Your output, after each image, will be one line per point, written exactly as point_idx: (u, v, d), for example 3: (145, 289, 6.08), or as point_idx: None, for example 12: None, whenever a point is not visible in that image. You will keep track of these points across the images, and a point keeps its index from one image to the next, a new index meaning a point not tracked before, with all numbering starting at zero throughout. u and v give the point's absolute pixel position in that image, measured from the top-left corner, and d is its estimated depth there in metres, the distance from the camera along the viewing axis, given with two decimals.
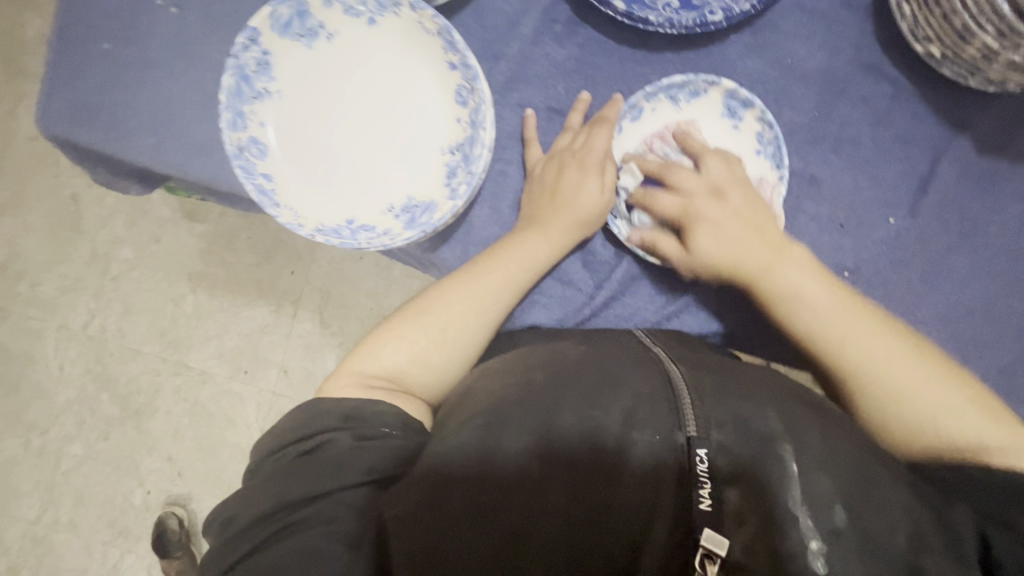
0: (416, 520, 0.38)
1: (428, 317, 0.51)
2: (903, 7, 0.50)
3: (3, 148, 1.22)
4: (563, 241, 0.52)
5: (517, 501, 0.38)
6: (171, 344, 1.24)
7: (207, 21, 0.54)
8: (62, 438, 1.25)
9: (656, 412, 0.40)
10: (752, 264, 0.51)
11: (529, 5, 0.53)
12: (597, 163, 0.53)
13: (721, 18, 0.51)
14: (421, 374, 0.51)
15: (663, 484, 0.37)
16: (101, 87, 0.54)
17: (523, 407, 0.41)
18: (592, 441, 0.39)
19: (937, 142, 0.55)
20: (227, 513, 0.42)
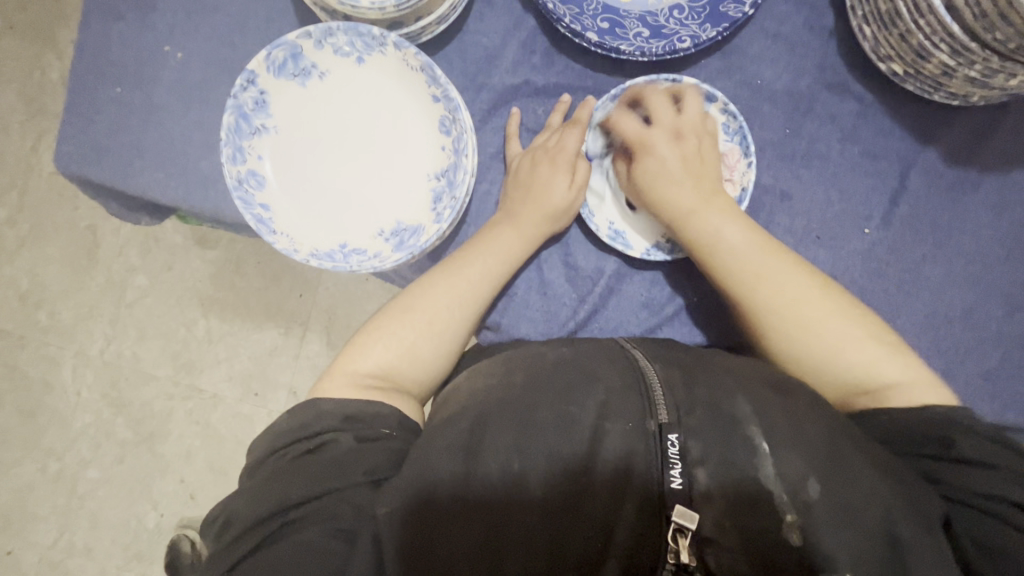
0: (421, 507, 0.43)
1: (418, 317, 0.54)
2: (864, 29, 0.53)
3: (24, 185, 1.28)
4: (534, 235, 0.55)
5: (514, 485, 0.43)
6: (183, 369, 1.28)
7: (208, 63, 0.58)
8: (78, 463, 1.29)
9: (628, 401, 0.45)
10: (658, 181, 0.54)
11: (507, 39, 0.56)
12: (568, 162, 0.55)
13: (689, 45, 0.54)
14: (411, 370, 0.54)
15: (637, 467, 0.43)
16: (113, 129, 0.58)
17: (509, 402, 0.47)
18: (576, 432, 0.44)
19: (906, 155, 0.57)
20: (228, 512, 0.44)
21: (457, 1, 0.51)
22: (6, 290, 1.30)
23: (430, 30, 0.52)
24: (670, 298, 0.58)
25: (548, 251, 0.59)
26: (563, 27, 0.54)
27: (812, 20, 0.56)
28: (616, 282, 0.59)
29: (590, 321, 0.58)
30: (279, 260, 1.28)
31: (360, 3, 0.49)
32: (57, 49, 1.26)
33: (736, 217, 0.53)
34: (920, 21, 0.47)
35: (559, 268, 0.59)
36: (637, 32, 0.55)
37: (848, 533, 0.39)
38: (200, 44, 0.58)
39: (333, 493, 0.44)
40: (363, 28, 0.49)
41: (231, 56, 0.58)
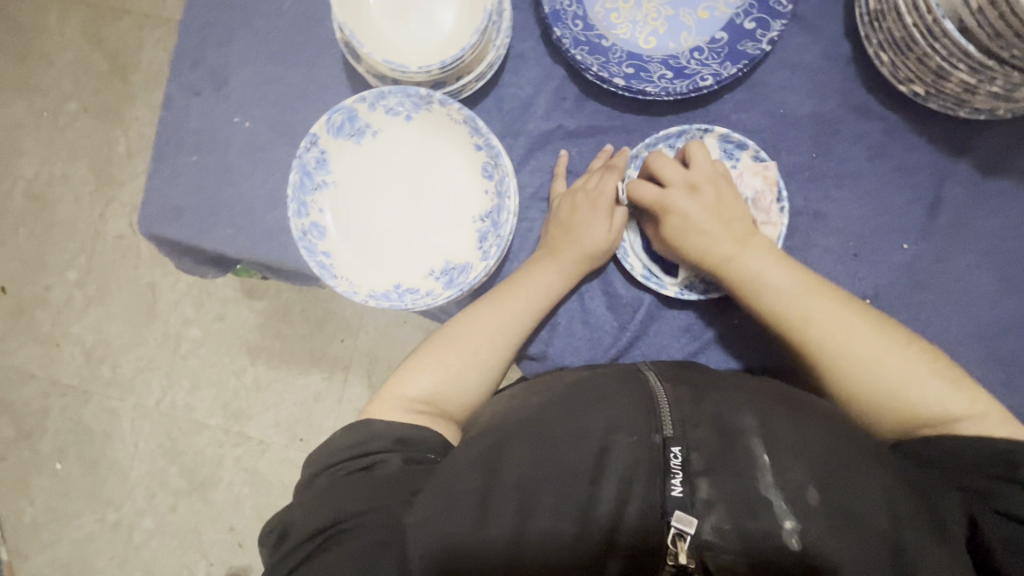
0: (433, 526, 0.43)
1: (462, 346, 0.56)
2: (880, 56, 0.56)
3: (93, 248, 1.39)
4: (572, 269, 0.58)
5: (522, 500, 0.44)
6: (233, 416, 1.33)
7: (272, 129, 0.64)
8: (135, 512, 1.34)
9: (634, 417, 0.46)
10: (717, 253, 0.55)
11: (541, 88, 0.61)
12: (607, 206, 0.58)
13: (711, 83, 0.57)
14: (456, 397, 0.56)
15: (638, 478, 0.44)
16: (190, 192, 0.64)
17: (525, 422, 0.49)
18: (584, 445, 0.46)
19: (938, 169, 0.58)
20: (281, 526, 0.46)
21: (493, 59, 0.57)
22: (74, 347, 1.39)
23: (470, 86, 0.58)
24: (711, 322, 0.60)
25: (588, 280, 0.61)
26: (591, 75, 0.58)
27: (830, 50, 0.59)
28: (657, 308, 0.60)
29: (632, 347, 0.60)
30: (323, 306, 1.34)
31: (409, 70, 0.54)
32: (123, 125, 1.39)
33: (780, 259, 0.54)
34: (935, 45, 0.50)
35: (599, 297, 0.61)
36: (660, 74, 0.59)
37: (849, 539, 0.40)
38: (265, 113, 0.64)
39: (379, 505, 0.45)
40: (412, 89, 0.54)
41: (293, 122, 0.64)
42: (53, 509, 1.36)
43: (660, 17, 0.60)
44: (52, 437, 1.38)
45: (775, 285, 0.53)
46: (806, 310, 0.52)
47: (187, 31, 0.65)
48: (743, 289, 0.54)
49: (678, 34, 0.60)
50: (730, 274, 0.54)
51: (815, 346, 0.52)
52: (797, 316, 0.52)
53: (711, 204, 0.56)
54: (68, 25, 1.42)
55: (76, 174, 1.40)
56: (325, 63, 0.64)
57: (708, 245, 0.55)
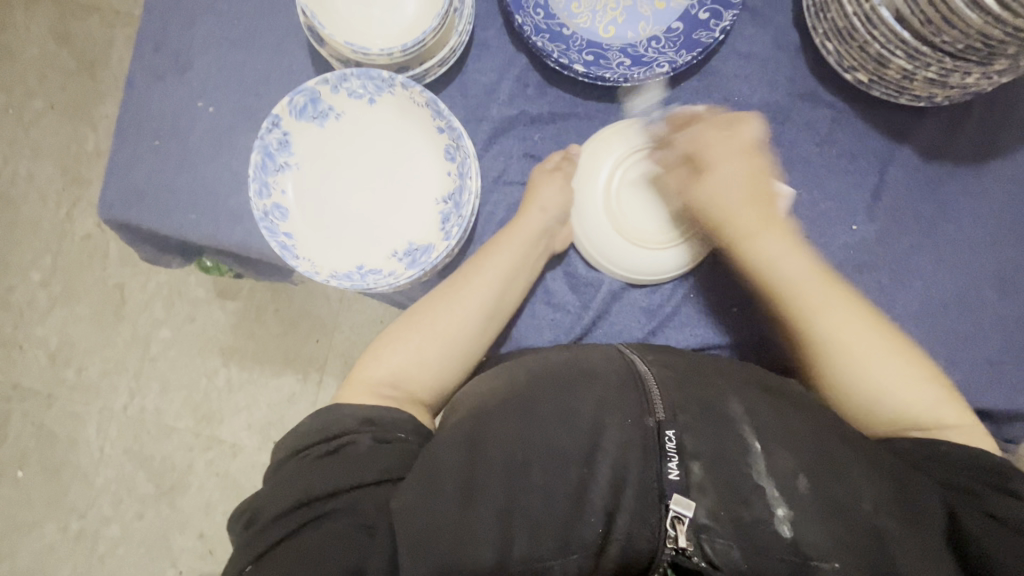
0: (422, 508, 0.42)
1: (423, 319, 0.57)
2: (827, 46, 0.58)
3: (59, 247, 1.36)
4: (528, 249, 0.59)
5: (511, 482, 0.44)
6: (204, 418, 1.31)
7: (236, 113, 0.64)
8: (100, 520, 1.31)
9: (625, 399, 0.47)
10: (734, 227, 0.55)
11: (504, 74, 0.62)
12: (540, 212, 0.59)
13: (668, 69, 0.59)
14: (420, 374, 0.56)
15: (633, 461, 0.44)
16: (151, 176, 0.64)
17: (511, 404, 0.48)
18: (575, 426, 0.47)
19: (883, 155, 0.61)
20: (252, 509, 0.45)
21: (456, 45, 0.58)
22: (37, 349, 1.35)
23: (433, 71, 0.58)
24: (669, 300, 0.62)
25: (550, 262, 0.63)
26: (553, 61, 0.59)
27: (780, 40, 0.62)
28: (619, 290, 0.62)
29: (595, 326, 0.61)
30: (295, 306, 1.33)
31: (371, 52, 0.55)
32: (92, 123, 1.37)
33: (800, 252, 0.55)
34: (874, 32, 0.52)
35: (562, 278, 0.63)
36: (619, 61, 0.60)
37: (836, 526, 0.42)
38: (228, 98, 0.64)
39: (355, 488, 0.44)
40: (374, 72, 0.55)
41: (257, 107, 0.64)
42: (13, 518, 1.32)
43: (618, 7, 0.62)
44: (12, 444, 1.34)
45: (763, 261, 0.55)
46: (867, 322, 0.53)
47: (150, 15, 0.65)
48: (752, 266, 0.55)
49: (636, 23, 0.61)
50: (741, 248, 0.56)
51: (797, 297, 0.53)
52: (790, 295, 0.54)
53: (730, 183, 0.56)
54: (36, 20, 1.39)
55: (41, 172, 1.37)
56: (289, 49, 0.64)
57: (716, 192, 0.56)
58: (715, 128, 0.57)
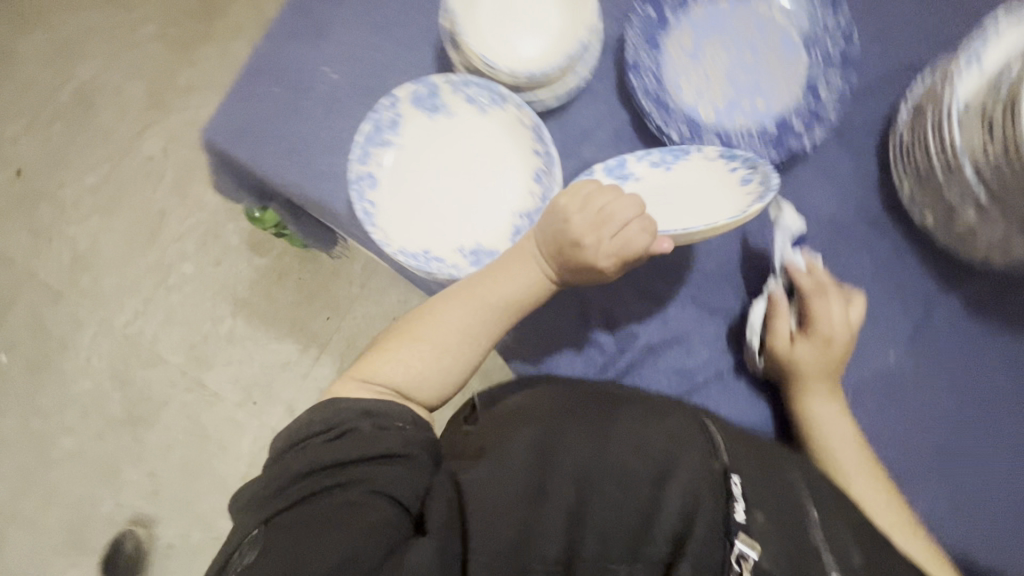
0: (501, 493, 0.48)
1: (427, 343, 0.57)
2: (902, 184, 0.62)
3: (120, 161, 1.42)
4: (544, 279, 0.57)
5: (583, 489, 0.49)
6: (194, 360, 1.33)
7: (354, 86, 0.70)
8: (60, 428, 1.32)
9: (695, 441, 0.51)
10: (809, 387, 0.60)
11: (604, 122, 0.67)
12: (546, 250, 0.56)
13: (754, 161, 0.64)
14: (417, 386, 0.57)
15: (703, 497, 0.47)
16: (262, 117, 0.69)
17: (588, 423, 0.55)
18: (647, 454, 0.51)
19: (932, 297, 0.64)
20: (253, 488, 0.47)
21: (571, 84, 0.63)
22: (63, 247, 1.39)
23: (544, 101, 0.63)
24: (703, 367, 0.64)
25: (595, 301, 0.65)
26: (652, 124, 0.64)
27: (860, 167, 0.66)
28: (656, 345, 0.64)
29: (628, 370, 0.65)
30: (317, 280, 1.35)
31: (498, 68, 0.59)
32: (192, 61, 1.44)
33: (845, 412, 0.60)
34: (952, 182, 0.56)
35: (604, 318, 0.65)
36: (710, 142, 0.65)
37: None
38: (353, 71, 0.70)
39: (362, 462, 0.46)
40: (494, 86, 0.60)
41: (374, 85, 0.69)
42: None
43: (722, 95, 0.67)
44: (8, 328, 1.36)
45: (826, 429, 0.59)
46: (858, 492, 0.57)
47: None
48: (811, 425, 0.60)
49: (734, 112, 0.67)
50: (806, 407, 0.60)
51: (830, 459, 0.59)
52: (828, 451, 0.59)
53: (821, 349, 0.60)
54: None
55: (131, 90, 1.44)
56: (421, 46, 0.70)
57: (795, 356, 0.60)
58: (825, 311, 0.59)
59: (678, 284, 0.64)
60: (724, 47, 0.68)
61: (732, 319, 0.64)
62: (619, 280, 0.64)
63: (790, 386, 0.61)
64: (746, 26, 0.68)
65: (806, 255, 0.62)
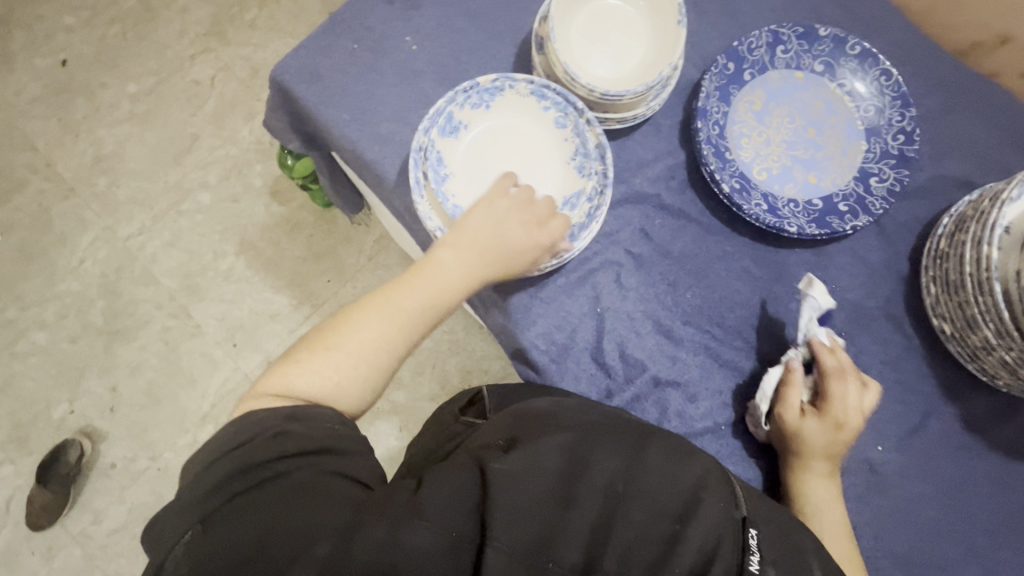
0: (519, 484, 0.44)
1: (343, 349, 0.53)
2: (930, 288, 0.64)
3: (166, 78, 1.42)
4: (475, 269, 0.58)
5: (609, 507, 0.44)
6: (186, 288, 1.32)
7: (432, 63, 0.71)
8: (34, 322, 1.30)
9: (722, 486, 0.47)
10: (810, 461, 0.60)
11: (660, 158, 0.68)
12: (484, 237, 0.58)
13: (794, 231, 0.64)
14: (340, 396, 0.52)
15: (725, 544, 0.43)
16: (333, 68, 0.70)
17: (620, 435, 0.50)
18: (676, 484, 0.46)
19: (932, 403, 0.65)
20: (171, 516, 0.43)
21: (639, 114, 0.64)
22: (87, 146, 1.38)
23: (610, 123, 0.65)
24: (701, 416, 0.65)
25: (611, 326, 0.65)
26: (707, 170, 0.65)
27: (892, 262, 0.68)
28: (660, 384, 0.65)
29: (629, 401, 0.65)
30: (329, 241, 1.35)
31: (577, 81, 0.61)
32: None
33: (836, 493, 0.61)
34: (979, 297, 0.57)
35: (616, 343, 0.65)
36: (758, 203, 0.66)
37: None
38: (434, 48, 0.71)
39: (295, 459, 0.44)
40: (572, 98, 0.61)
41: (449, 67, 0.71)
42: None
43: (779, 161, 0.68)
44: (9, 211, 1.35)
45: (818, 505, 0.60)
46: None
47: None
48: (804, 500, 0.60)
49: (786, 180, 0.68)
50: (804, 482, 0.60)
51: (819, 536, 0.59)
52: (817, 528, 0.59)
53: (832, 424, 0.60)
54: None
55: (195, 13, 1.45)
56: (505, 42, 0.71)
57: (805, 429, 0.60)
58: (841, 390, 0.60)
59: (694, 329, 0.66)
60: (791, 116, 0.69)
61: (738, 376, 0.66)
62: (639, 311, 0.66)
63: (791, 456, 0.61)
64: (817, 101, 0.70)
65: (830, 332, 0.63)
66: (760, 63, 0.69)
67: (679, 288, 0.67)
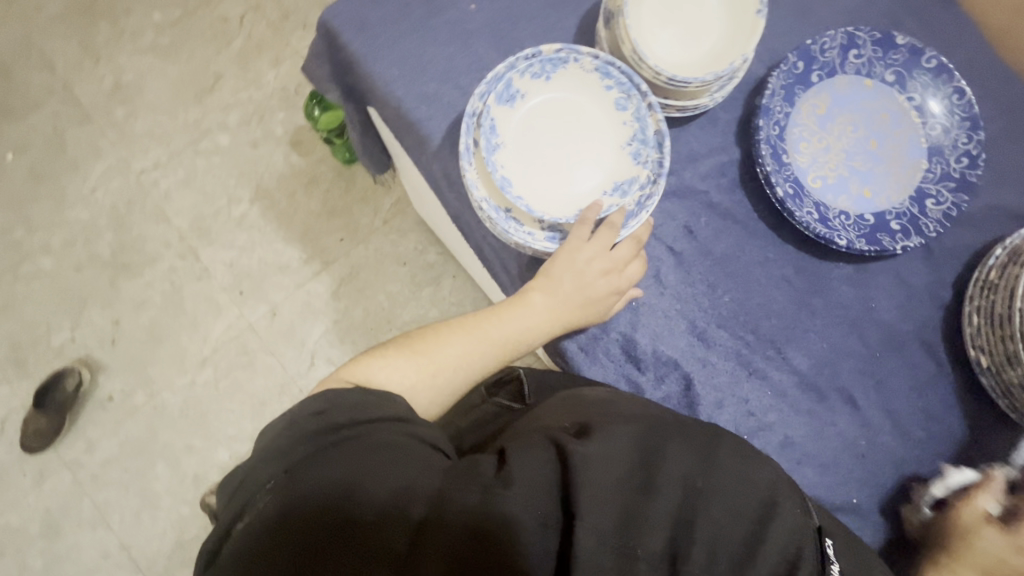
0: (600, 467, 0.44)
1: (424, 358, 0.59)
2: (971, 318, 0.62)
3: (195, 10, 1.37)
4: (561, 315, 0.61)
5: (689, 502, 0.44)
6: (198, 230, 1.30)
7: (490, 25, 0.67)
8: (41, 246, 1.28)
9: (794, 491, 0.47)
10: (981, 571, 0.53)
11: (714, 153, 0.66)
12: (575, 287, 0.61)
13: (843, 244, 0.63)
14: (417, 397, 0.57)
15: (806, 549, 0.43)
16: (385, 19, 0.66)
17: (691, 431, 0.50)
18: (751, 484, 0.46)
19: (954, 434, 0.65)
20: (266, 452, 0.47)
21: (701, 104, 0.61)
22: (108, 72, 1.34)
23: (670, 110, 0.62)
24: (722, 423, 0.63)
25: (645, 323, 0.63)
26: (762, 171, 0.63)
27: (935, 288, 0.66)
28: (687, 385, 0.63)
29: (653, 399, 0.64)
30: (346, 199, 1.32)
31: (645, 61, 0.57)
32: None
33: None
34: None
35: (649, 339, 0.63)
36: (809, 211, 0.64)
37: None
38: (492, 10, 0.67)
39: (377, 422, 0.48)
40: (637, 79, 0.59)
41: (506, 32, 0.67)
42: None
43: (835, 171, 0.66)
44: (23, 130, 1.31)
45: None
46: None
47: None
48: None
49: (840, 192, 0.66)
50: None
51: None
52: None
53: None
54: None
55: None
56: (567, 13, 0.68)
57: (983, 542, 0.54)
58: None
59: (727, 334, 0.64)
60: (854, 125, 0.67)
61: (766, 387, 0.64)
62: (675, 309, 0.64)
63: (961, 573, 0.55)
64: (883, 112, 0.67)
65: None
66: (830, 65, 0.66)
67: (717, 290, 0.65)
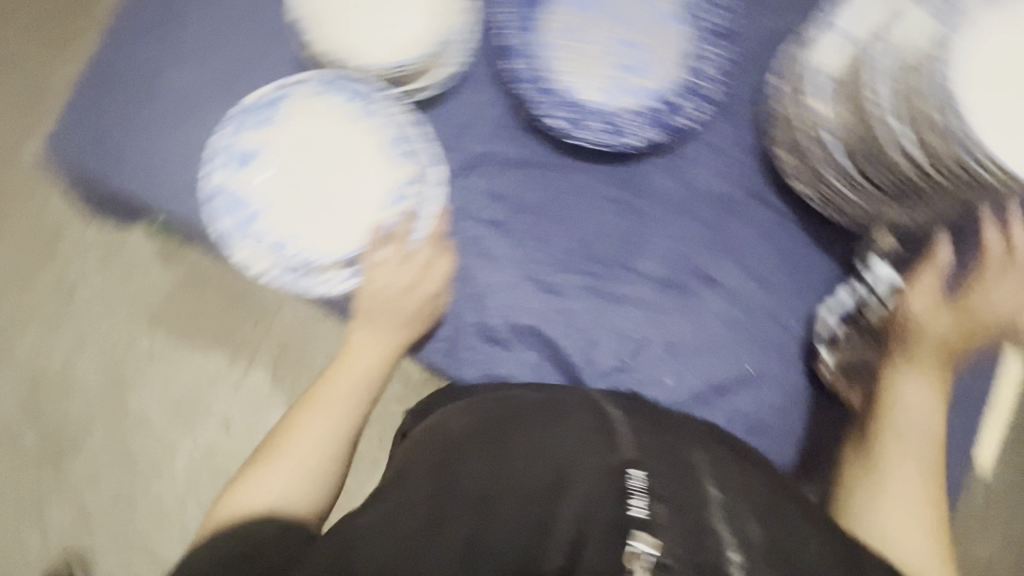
0: (385, 509, 0.40)
1: (285, 459, 0.52)
2: (778, 155, 0.62)
3: None
4: (392, 344, 0.58)
5: (480, 505, 0.37)
6: None
7: (222, 93, 0.66)
8: None
9: (604, 439, 0.42)
10: (899, 343, 0.57)
11: (483, 115, 0.65)
12: (386, 306, 0.58)
13: (632, 143, 0.62)
14: (295, 505, 0.51)
15: (603, 497, 0.36)
16: (123, 136, 0.65)
17: (496, 429, 0.45)
18: (546, 456, 0.40)
19: (815, 263, 0.66)
20: None
21: (440, 77, 0.62)
22: None
23: (416, 96, 0.62)
24: (605, 357, 0.64)
25: (489, 300, 0.64)
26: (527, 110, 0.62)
27: (742, 139, 0.66)
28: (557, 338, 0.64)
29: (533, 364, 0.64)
30: None
31: (354, 66, 0.58)
32: None
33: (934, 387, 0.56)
34: (816, 153, 0.57)
35: (501, 314, 0.64)
36: (591, 125, 0.62)
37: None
38: (217, 78, 0.66)
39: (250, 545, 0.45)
40: (360, 85, 0.58)
41: (239, 93, 0.66)
42: None
43: None
44: None
45: (897, 397, 0.55)
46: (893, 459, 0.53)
47: None
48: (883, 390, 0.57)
49: None
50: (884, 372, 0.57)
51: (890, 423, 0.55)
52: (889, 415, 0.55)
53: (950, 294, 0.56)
54: None
55: None
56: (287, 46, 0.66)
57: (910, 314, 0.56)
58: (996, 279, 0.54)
59: (573, 274, 0.64)
60: None
61: (630, 304, 0.65)
62: (514, 276, 0.64)
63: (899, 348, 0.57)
64: None
65: None
66: None
67: (548, 239, 0.64)
